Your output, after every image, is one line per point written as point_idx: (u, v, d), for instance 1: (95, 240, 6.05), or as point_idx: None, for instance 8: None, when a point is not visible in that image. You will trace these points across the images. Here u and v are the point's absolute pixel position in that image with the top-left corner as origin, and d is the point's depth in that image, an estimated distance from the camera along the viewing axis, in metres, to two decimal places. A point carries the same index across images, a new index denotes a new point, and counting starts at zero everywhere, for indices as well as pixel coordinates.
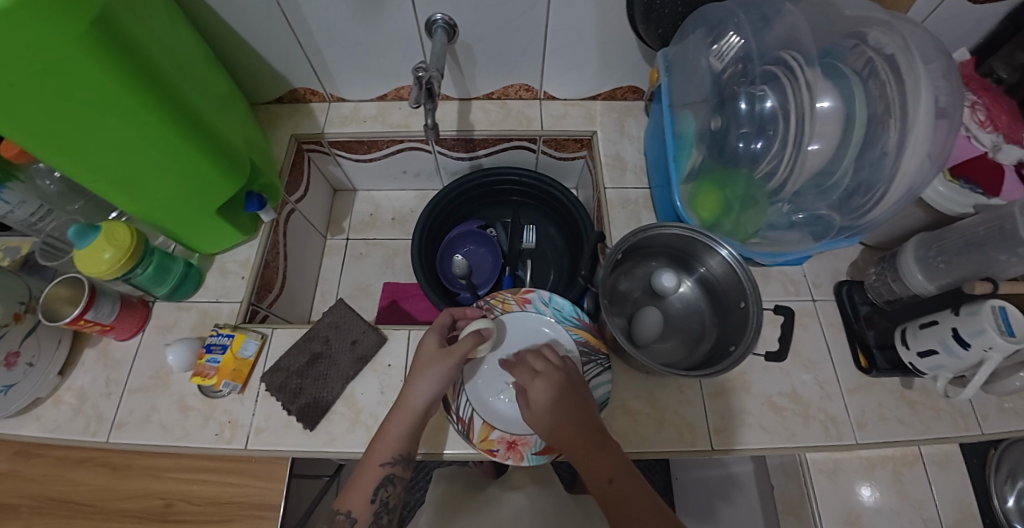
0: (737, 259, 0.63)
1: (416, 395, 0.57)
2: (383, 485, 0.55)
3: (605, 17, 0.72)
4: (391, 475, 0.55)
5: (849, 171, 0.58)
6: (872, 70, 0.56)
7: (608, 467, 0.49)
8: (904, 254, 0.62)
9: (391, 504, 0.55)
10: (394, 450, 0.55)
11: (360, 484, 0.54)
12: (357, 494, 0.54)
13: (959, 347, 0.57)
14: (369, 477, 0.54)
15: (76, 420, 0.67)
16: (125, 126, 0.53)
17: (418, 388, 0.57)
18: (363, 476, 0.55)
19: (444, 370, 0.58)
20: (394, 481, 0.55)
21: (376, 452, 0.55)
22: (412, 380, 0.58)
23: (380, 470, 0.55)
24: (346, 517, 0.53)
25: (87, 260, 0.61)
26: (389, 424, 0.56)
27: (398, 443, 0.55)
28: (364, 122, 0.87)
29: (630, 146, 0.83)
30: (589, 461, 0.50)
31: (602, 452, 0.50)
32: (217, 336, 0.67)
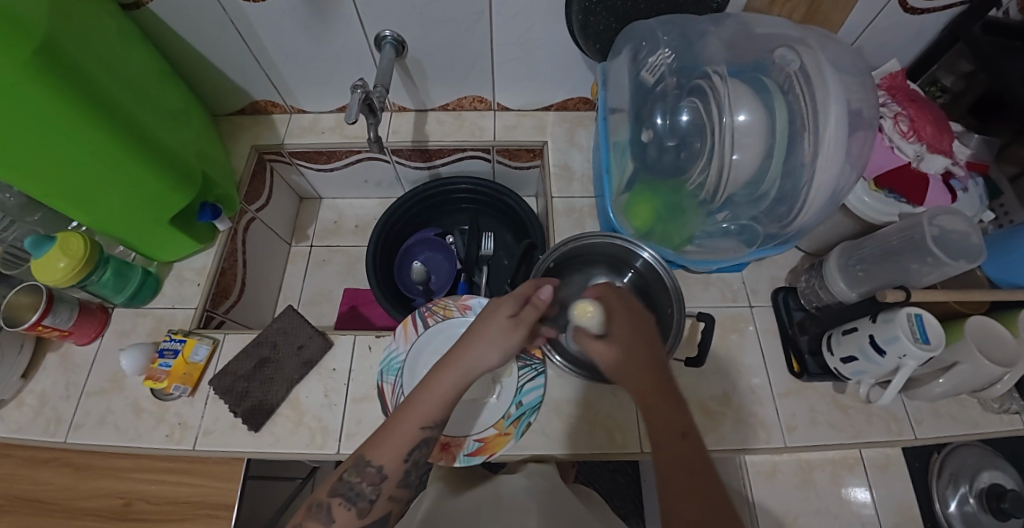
0: (659, 260, 0.70)
1: (478, 357, 0.51)
2: (419, 446, 0.48)
3: (547, 32, 0.75)
4: (429, 439, 0.49)
5: (773, 182, 0.60)
6: (790, 85, 0.58)
7: (677, 414, 0.46)
8: (828, 262, 0.65)
9: (425, 463, 0.49)
10: (435, 413, 0.49)
11: (394, 437, 0.48)
12: (389, 450, 0.47)
13: (876, 354, 0.59)
14: (404, 434, 0.48)
15: (37, 421, 0.70)
16: (72, 145, 0.56)
17: (480, 350, 0.51)
18: (393, 432, 0.48)
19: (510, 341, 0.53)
20: (432, 444, 0.49)
21: (416, 410, 0.49)
22: (468, 343, 0.52)
23: (418, 432, 0.48)
24: (376, 471, 0.47)
25: (43, 268, 0.64)
26: (433, 378, 0.50)
27: (441, 405, 0.49)
28: (322, 133, 0.89)
29: (579, 156, 0.86)
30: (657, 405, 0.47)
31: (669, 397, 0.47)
32: (170, 341, 0.70)
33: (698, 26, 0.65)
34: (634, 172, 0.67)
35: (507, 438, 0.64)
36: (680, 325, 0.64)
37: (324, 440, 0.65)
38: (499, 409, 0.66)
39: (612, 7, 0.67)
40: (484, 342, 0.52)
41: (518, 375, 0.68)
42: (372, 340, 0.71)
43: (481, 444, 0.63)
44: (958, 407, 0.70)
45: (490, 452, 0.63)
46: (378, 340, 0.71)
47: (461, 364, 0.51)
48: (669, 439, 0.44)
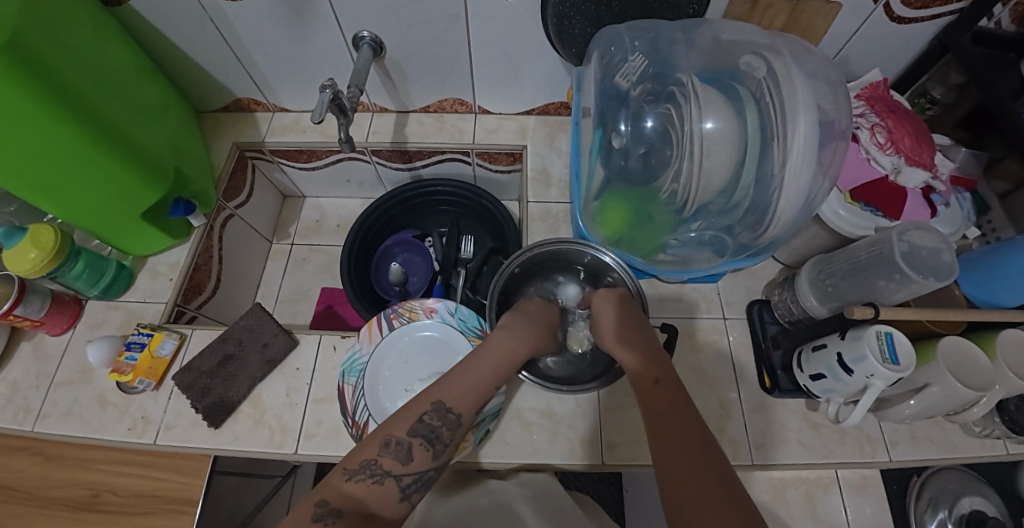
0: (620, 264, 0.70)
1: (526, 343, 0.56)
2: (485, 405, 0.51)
3: (523, 36, 0.74)
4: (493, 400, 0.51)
5: (743, 192, 0.59)
6: (761, 93, 0.57)
7: (656, 371, 0.51)
8: (800, 277, 0.64)
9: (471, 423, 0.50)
10: (497, 379, 0.52)
11: (464, 385, 0.50)
12: (471, 399, 0.49)
13: (844, 372, 0.57)
14: (479, 384, 0.50)
15: (6, 410, 0.71)
16: (38, 138, 0.56)
17: (525, 340, 0.56)
18: (466, 381, 0.50)
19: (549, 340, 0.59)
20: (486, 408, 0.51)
21: (478, 368, 0.51)
22: (521, 327, 0.57)
23: (491, 388, 0.51)
24: (457, 416, 0.48)
25: (14, 259, 0.65)
26: (484, 355, 0.53)
27: (502, 371, 0.52)
28: (303, 132, 0.90)
29: (558, 160, 0.85)
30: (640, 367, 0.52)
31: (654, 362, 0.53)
32: (137, 335, 0.70)
33: (671, 32, 0.64)
34: (605, 179, 0.66)
35: (462, 448, 0.62)
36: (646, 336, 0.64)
37: (283, 439, 0.65)
38: None
39: (585, 11, 0.66)
40: (532, 335, 0.57)
41: None
42: (337, 341, 0.71)
43: None
44: (937, 430, 0.68)
45: None
46: (342, 341, 0.71)
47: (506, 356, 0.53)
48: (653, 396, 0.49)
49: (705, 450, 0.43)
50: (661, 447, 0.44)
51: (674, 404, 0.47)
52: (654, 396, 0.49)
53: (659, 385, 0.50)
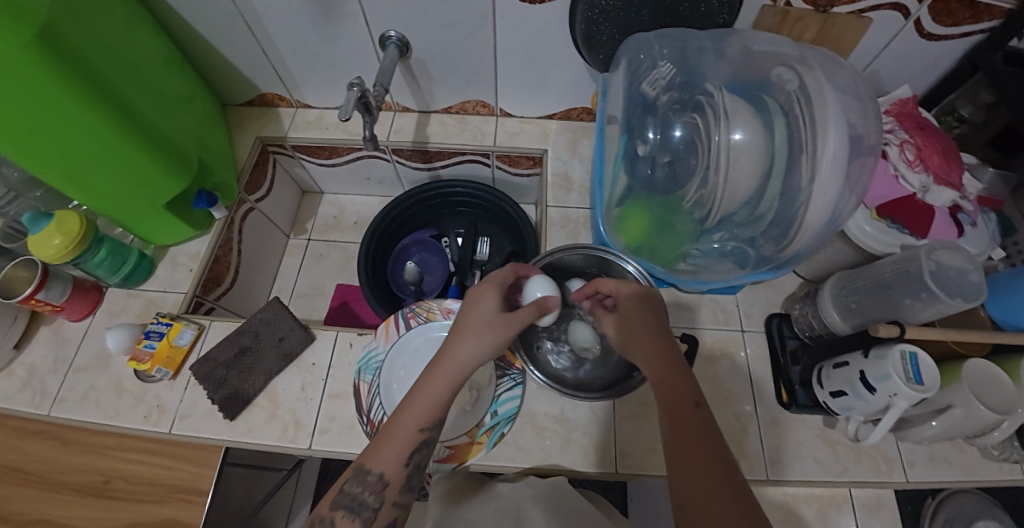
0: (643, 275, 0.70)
1: (465, 357, 0.50)
2: (419, 449, 0.48)
3: (550, 40, 0.74)
4: (429, 440, 0.48)
5: (769, 204, 0.58)
6: (790, 106, 0.56)
7: (692, 391, 0.47)
8: (822, 292, 0.64)
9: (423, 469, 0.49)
10: (429, 414, 0.48)
11: (391, 444, 0.47)
12: (389, 456, 0.47)
13: (866, 390, 0.56)
14: (400, 439, 0.47)
15: (24, 392, 0.72)
16: (68, 125, 0.57)
17: (467, 349, 0.51)
18: (394, 439, 0.47)
19: (498, 337, 0.52)
20: (431, 446, 0.49)
21: (409, 414, 0.48)
22: (459, 338, 0.51)
23: (416, 434, 0.47)
24: (377, 480, 0.46)
25: (38, 244, 0.66)
26: (422, 386, 0.49)
27: (434, 406, 0.48)
28: (326, 128, 0.90)
29: (579, 166, 0.84)
30: (672, 385, 0.47)
31: (686, 379, 0.48)
32: (156, 324, 0.71)
33: (700, 42, 0.64)
34: (629, 186, 0.65)
35: (479, 447, 0.63)
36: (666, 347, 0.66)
37: (297, 434, 0.65)
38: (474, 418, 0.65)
39: (614, 18, 0.66)
40: (472, 337, 0.51)
41: (496, 384, 0.67)
42: (353, 338, 0.71)
43: (451, 451, 0.62)
44: (954, 451, 0.67)
45: (461, 461, 0.62)
46: (359, 338, 0.71)
47: (449, 370, 0.50)
48: (687, 419, 0.44)
49: (734, 487, 0.39)
50: (688, 481, 0.41)
51: (705, 431, 0.43)
52: (687, 421, 0.44)
53: (698, 409, 0.45)
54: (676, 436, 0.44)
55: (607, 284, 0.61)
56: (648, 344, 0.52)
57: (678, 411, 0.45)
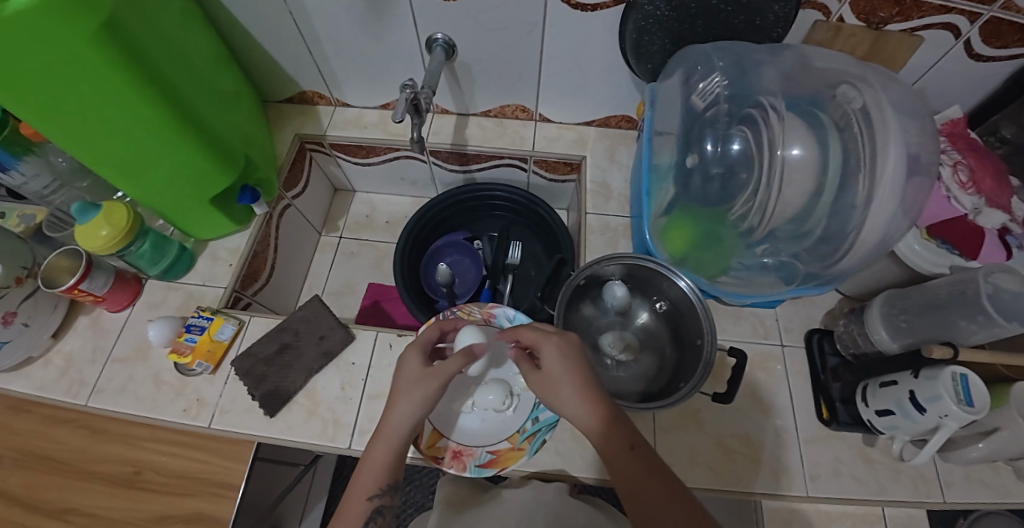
0: (693, 290, 0.68)
1: (395, 423, 0.52)
2: (373, 518, 0.52)
3: (597, 49, 0.74)
4: (378, 508, 0.52)
5: (820, 220, 0.58)
6: (847, 123, 0.56)
7: (628, 434, 0.48)
8: (869, 310, 0.64)
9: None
10: (375, 485, 0.52)
11: (344, 520, 0.51)
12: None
13: (915, 410, 0.56)
14: (355, 513, 0.51)
15: (62, 381, 0.73)
16: (126, 117, 0.57)
17: (397, 418, 0.52)
18: (346, 514, 0.51)
19: (421, 394, 0.52)
20: (383, 512, 0.53)
21: (359, 487, 0.52)
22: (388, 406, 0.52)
23: (368, 505, 0.52)
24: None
25: (86, 234, 0.66)
26: (369, 454, 0.53)
27: (380, 476, 0.52)
28: (365, 128, 0.91)
29: (618, 174, 0.84)
30: (604, 436, 0.48)
31: (619, 422, 0.49)
32: (197, 318, 0.71)
33: (756, 55, 0.64)
34: (673, 198, 0.67)
35: (519, 453, 0.62)
36: (712, 352, 0.62)
37: (336, 433, 0.65)
38: (515, 423, 0.65)
39: (668, 29, 0.66)
40: (402, 404, 0.52)
41: None
42: (393, 339, 0.71)
43: (493, 456, 0.63)
44: (991, 473, 0.66)
45: (502, 466, 0.62)
46: (399, 339, 0.71)
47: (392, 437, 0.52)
48: (629, 464, 0.46)
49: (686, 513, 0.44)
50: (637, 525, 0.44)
51: (650, 468, 0.47)
52: (630, 467, 0.46)
53: (635, 453, 0.47)
54: (626, 480, 0.46)
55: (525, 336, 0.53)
56: (577, 396, 0.49)
57: (616, 459, 0.47)
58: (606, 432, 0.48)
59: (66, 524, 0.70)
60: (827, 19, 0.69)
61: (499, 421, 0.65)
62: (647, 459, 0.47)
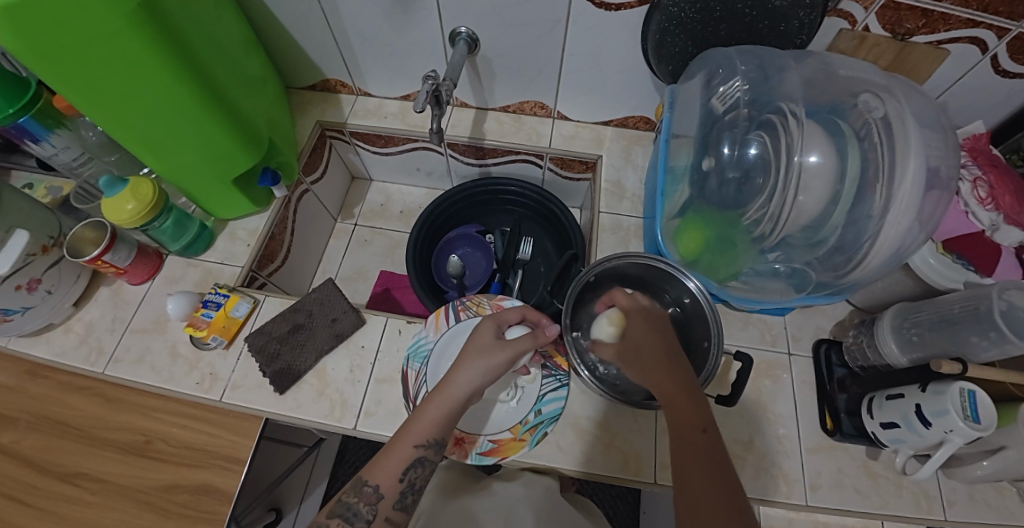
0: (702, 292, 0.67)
1: (460, 381, 0.54)
2: (413, 467, 0.51)
3: (619, 48, 0.75)
4: (422, 458, 0.51)
5: (835, 229, 0.58)
6: (868, 132, 0.56)
7: (701, 417, 0.47)
8: (881, 321, 0.64)
9: (417, 487, 0.52)
10: (428, 432, 0.52)
11: (388, 461, 0.51)
12: (385, 472, 0.50)
13: (920, 424, 0.56)
14: (399, 456, 0.51)
15: (81, 348, 0.75)
16: (158, 95, 0.59)
17: (463, 376, 0.55)
18: (392, 454, 0.51)
19: (492, 360, 0.57)
20: (424, 465, 0.52)
21: (410, 431, 0.52)
22: (457, 365, 0.56)
23: (412, 451, 0.51)
24: (373, 492, 0.49)
25: (112, 207, 0.68)
26: (425, 405, 0.54)
27: (435, 425, 0.52)
28: (385, 117, 0.92)
29: (632, 174, 0.85)
30: (682, 412, 0.48)
31: (696, 404, 0.49)
32: (214, 294, 0.73)
33: (779, 60, 0.64)
34: (688, 199, 0.67)
35: (521, 444, 0.64)
36: (717, 363, 0.62)
37: (343, 414, 0.67)
38: (518, 414, 0.66)
39: (691, 31, 0.66)
40: (469, 364, 0.56)
41: (541, 383, 0.68)
42: (402, 325, 0.73)
43: (494, 445, 0.64)
44: (995, 493, 0.65)
45: (504, 456, 0.63)
46: (408, 326, 0.72)
47: (451, 394, 0.54)
48: (691, 445, 0.45)
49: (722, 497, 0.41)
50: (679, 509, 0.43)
51: (711, 455, 0.45)
52: (693, 446, 0.46)
53: (703, 435, 0.46)
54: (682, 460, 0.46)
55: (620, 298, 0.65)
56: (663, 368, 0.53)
57: (681, 435, 0.47)
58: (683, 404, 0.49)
59: (75, 488, 0.72)
60: (852, 28, 0.69)
61: (502, 411, 0.66)
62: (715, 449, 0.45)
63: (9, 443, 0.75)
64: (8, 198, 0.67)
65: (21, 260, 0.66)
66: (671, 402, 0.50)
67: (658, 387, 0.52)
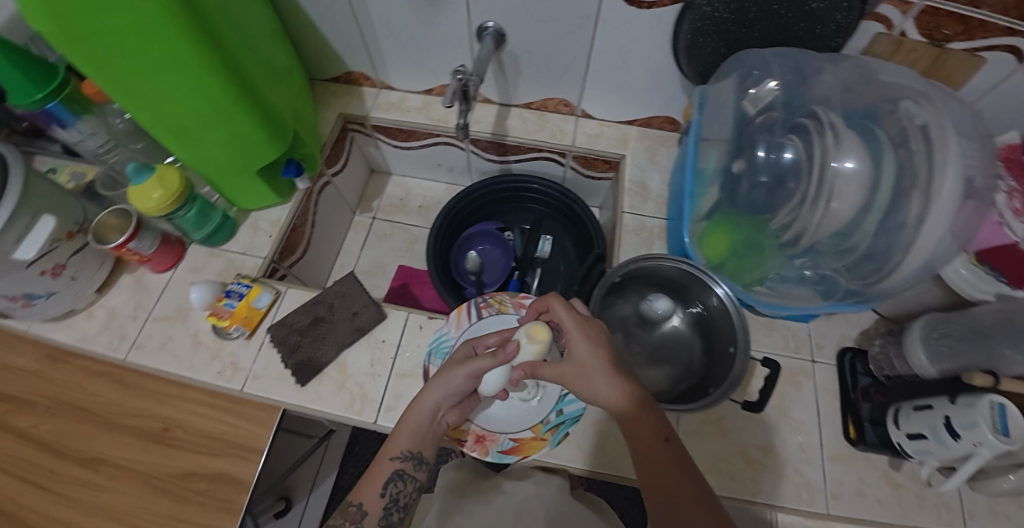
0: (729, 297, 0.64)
1: (426, 398, 0.57)
2: (394, 481, 0.55)
3: (648, 47, 0.74)
4: (400, 471, 0.56)
5: (867, 236, 0.57)
6: (905, 139, 0.55)
7: (662, 427, 0.49)
8: (910, 331, 0.63)
9: (401, 503, 0.55)
10: (403, 446, 0.56)
11: (371, 479, 0.55)
12: (369, 489, 0.55)
13: (949, 436, 0.54)
14: (379, 472, 0.55)
15: (103, 335, 0.76)
16: (186, 83, 0.58)
17: (430, 393, 0.57)
18: (373, 472, 0.55)
19: (452, 379, 0.56)
20: (405, 478, 0.56)
21: (387, 447, 0.56)
22: (426, 384, 0.58)
23: (390, 465, 0.56)
24: (358, 510, 0.53)
25: (138, 195, 0.68)
26: (401, 424, 0.57)
27: (409, 439, 0.56)
28: (407, 111, 0.92)
29: (656, 175, 0.84)
30: (643, 425, 0.49)
31: (655, 414, 0.50)
32: (237, 284, 0.73)
33: (816, 61, 0.63)
34: (716, 202, 0.66)
35: (542, 444, 0.63)
36: (743, 367, 0.58)
37: (363, 407, 0.67)
38: (539, 413, 0.65)
39: (725, 31, 0.65)
40: (435, 382, 0.58)
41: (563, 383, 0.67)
42: (423, 320, 0.73)
43: (515, 444, 0.64)
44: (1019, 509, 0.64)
45: (524, 455, 0.63)
46: (429, 321, 0.72)
47: (418, 412, 0.57)
48: (662, 459, 0.47)
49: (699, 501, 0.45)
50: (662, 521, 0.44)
51: (680, 463, 0.47)
52: (661, 459, 0.47)
53: (667, 445, 0.48)
54: (654, 477, 0.47)
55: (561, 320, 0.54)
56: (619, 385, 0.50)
57: (649, 451, 0.47)
58: (642, 415, 0.49)
59: (94, 472, 0.73)
60: (888, 33, 0.68)
61: (522, 410, 0.66)
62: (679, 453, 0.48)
63: (28, 426, 0.76)
64: (33, 182, 0.65)
65: (47, 246, 0.66)
66: (631, 415, 0.49)
67: (613, 403, 0.50)
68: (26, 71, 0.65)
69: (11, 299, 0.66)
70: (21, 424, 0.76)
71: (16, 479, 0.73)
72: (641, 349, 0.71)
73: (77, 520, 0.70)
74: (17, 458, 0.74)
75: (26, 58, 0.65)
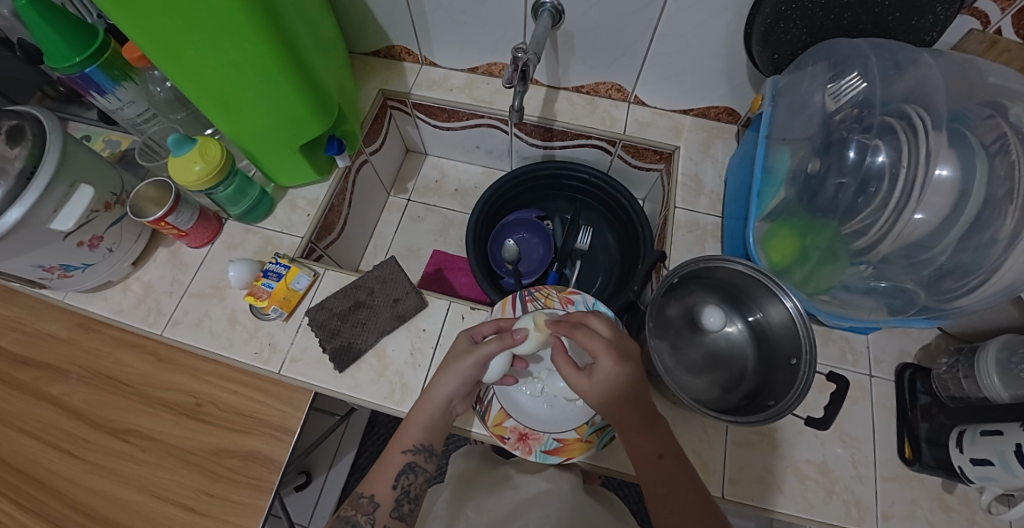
0: (800, 313, 0.58)
1: (438, 391, 0.59)
2: (405, 473, 0.58)
3: (718, 31, 0.69)
4: (411, 463, 0.59)
5: (948, 249, 0.52)
6: (1002, 146, 0.50)
7: (657, 445, 0.53)
8: (984, 352, 0.58)
9: (412, 494, 0.58)
10: (415, 440, 0.58)
11: (384, 470, 0.58)
12: (380, 482, 0.57)
13: (1017, 464, 0.50)
14: (392, 463, 0.58)
15: (138, 309, 0.75)
16: (236, 51, 0.55)
17: (440, 388, 0.59)
18: (385, 464, 0.59)
19: (458, 368, 0.58)
20: (415, 470, 0.59)
21: (399, 439, 0.59)
22: (433, 377, 0.59)
23: (402, 457, 0.58)
24: (370, 501, 0.56)
25: (180, 169, 0.65)
26: (413, 416, 0.59)
27: (420, 434, 0.58)
28: (450, 90, 0.88)
29: (712, 169, 0.80)
30: (637, 443, 0.53)
31: (652, 433, 0.53)
32: (275, 264, 0.72)
33: (913, 53, 0.57)
34: (786, 204, 0.63)
35: (587, 445, 0.62)
36: (810, 379, 0.54)
37: (402, 397, 0.66)
38: (584, 413, 0.63)
39: (811, 17, 0.60)
40: (441, 380, 0.59)
41: None
42: (465, 311, 0.71)
43: (559, 444, 0.62)
44: None
45: (568, 455, 0.62)
46: (471, 312, 0.71)
47: (428, 405, 0.59)
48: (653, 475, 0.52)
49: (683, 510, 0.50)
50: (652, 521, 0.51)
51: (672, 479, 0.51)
52: (656, 473, 0.52)
53: (659, 462, 0.52)
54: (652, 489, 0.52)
55: (580, 338, 0.53)
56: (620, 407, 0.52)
57: (643, 464, 0.53)
58: (639, 436, 0.53)
59: (126, 444, 0.72)
60: (983, 29, 0.62)
61: (567, 411, 0.64)
62: (677, 467, 0.52)
63: (61, 394, 0.76)
64: (71, 149, 0.62)
65: (85, 217, 0.64)
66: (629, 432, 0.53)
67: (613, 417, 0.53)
68: (64, 32, 0.62)
69: (47, 268, 0.65)
70: (55, 392, 0.76)
71: (50, 446, 0.73)
72: (693, 353, 0.67)
73: (109, 490, 0.70)
74: (50, 425, 0.74)
75: (65, 20, 0.61)
